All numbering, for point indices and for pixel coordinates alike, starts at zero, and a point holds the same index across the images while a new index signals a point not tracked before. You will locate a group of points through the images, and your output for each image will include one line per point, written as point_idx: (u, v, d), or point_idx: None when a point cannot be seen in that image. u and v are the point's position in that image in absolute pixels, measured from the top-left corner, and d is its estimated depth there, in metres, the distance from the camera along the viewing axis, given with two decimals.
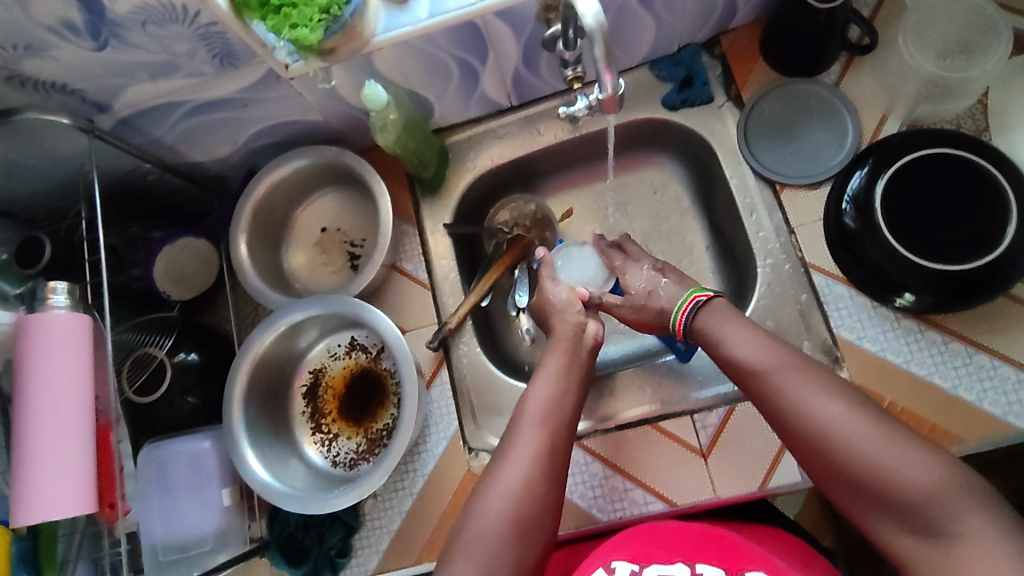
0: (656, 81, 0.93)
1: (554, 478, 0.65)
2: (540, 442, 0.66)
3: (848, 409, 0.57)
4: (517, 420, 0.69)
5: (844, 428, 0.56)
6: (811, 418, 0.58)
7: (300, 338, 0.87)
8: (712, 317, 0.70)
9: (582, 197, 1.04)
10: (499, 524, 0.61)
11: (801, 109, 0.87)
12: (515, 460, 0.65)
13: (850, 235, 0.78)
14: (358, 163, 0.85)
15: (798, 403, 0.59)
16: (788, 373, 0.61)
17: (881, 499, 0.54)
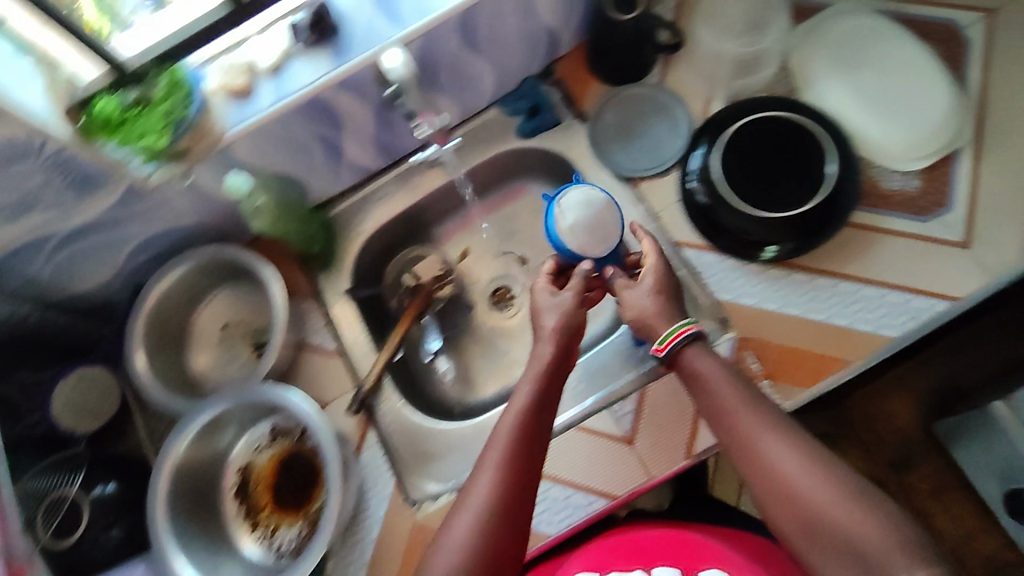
0: (507, 116, 1.01)
1: (516, 509, 0.63)
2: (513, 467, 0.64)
3: (816, 470, 0.59)
4: (489, 444, 0.67)
5: (812, 487, 0.58)
6: (778, 471, 0.60)
7: (219, 438, 0.86)
8: (698, 352, 0.70)
9: (474, 236, 1.10)
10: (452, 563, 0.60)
11: (636, 111, 0.96)
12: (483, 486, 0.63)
13: (706, 209, 0.86)
14: (239, 253, 0.87)
15: (768, 458, 0.61)
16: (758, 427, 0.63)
17: (840, 553, 0.56)
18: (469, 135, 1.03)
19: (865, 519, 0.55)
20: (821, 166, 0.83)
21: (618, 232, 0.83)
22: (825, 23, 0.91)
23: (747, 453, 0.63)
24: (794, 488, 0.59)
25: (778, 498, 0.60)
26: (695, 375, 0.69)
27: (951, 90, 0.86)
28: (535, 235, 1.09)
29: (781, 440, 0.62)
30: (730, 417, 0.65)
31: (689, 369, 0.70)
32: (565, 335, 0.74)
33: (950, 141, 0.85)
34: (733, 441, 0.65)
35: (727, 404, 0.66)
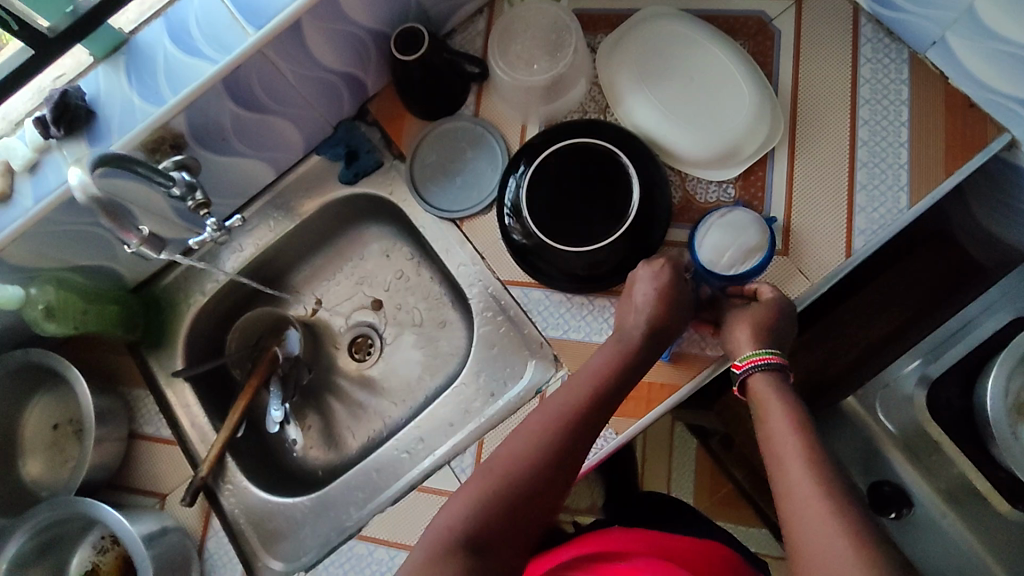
0: (328, 163, 0.97)
1: (543, 477, 0.65)
2: (553, 430, 0.67)
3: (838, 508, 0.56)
4: (542, 411, 0.70)
5: (822, 521, 0.55)
6: (803, 503, 0.58)
7: (49, 559, 0.82)
8: (767, 385, 0.70)
9: (323, 286, 1.06)
10: (454, 516, 0.63)
11: (452, 145, 0.93)
12: (519, 448, 0.67)
13: (523, 247, 0.83)
14: (44, 356, 0.85)
15: (799, 486, 0.59)
16: (802, 452, 0.62)
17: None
18: (295, 187, 0.98)
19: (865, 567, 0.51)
20: (630, 191, 0.80)
21: (748, 271, 0.78)
22: (630, 32, 0.88)
23: (782, 477, 0.61)
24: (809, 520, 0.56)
25: (795, 519, 0.57)
26: (764, 400, 0.69)
27: (758, 91, 0.83)
28: (386, 278, 1.05)
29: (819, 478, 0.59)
30: (774, 442, 0.64)
31: (757, 395, 0.70)
32: (654, 327, 0.73)
33: (762, 144, 0.82)
34: (774, 464, 0.63)
35: (780, 433, 0.64)
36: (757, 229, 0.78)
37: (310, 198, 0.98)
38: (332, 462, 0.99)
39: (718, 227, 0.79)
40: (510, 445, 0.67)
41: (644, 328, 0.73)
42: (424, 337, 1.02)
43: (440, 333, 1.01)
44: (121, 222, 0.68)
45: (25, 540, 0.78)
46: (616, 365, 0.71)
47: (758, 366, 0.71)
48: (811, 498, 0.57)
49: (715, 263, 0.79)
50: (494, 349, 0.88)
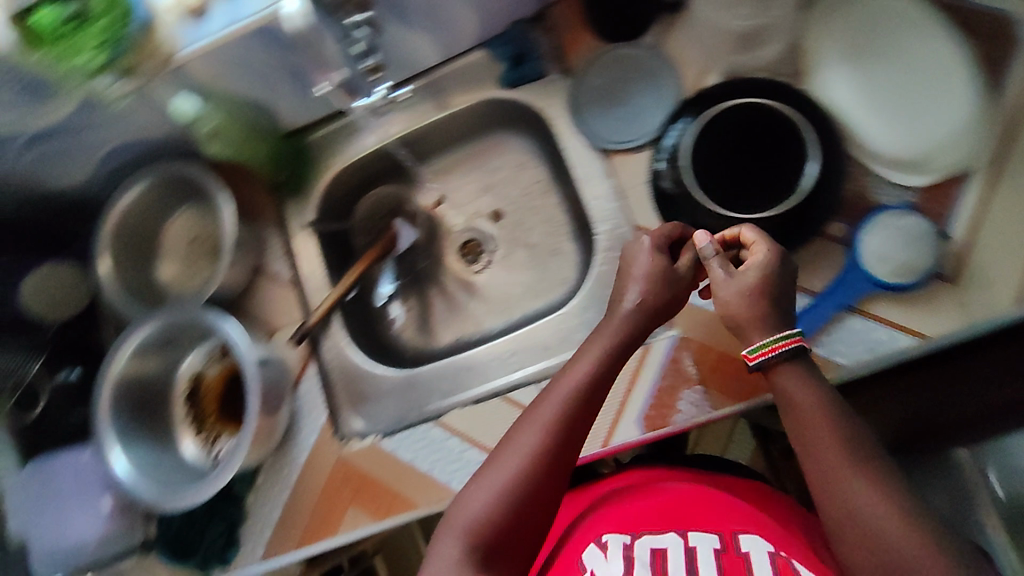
0: (492, 61, 0.95)
1: (538, 491, 0.66)
2: (545, 438, 0.67)
3: (886, 496, 0.58)
4: (528, 417, 0.70)
5: (872, 511, 0.58)
6: (851, 497, 0.59)
7: (165, 357, 0.91)
8: (793, 369, 0.66)
9: (452, 181, 1.08)
10: (461, 539, 0.64)
11: (622, 74, 0.88)
12: (513, 458, 0.67)
13: (670, 195, 0.80)
14: (197, 172, 0.91)
15: (843, 479, 0.60)
16: (851, 450, 0.61)
17: None
18: (454, 77, 0.97)
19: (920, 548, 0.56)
20: (802, 166, 0.76)
21: (904, 280, 0.73)
22: (850, 2, 0.80)
23: (819, 467, 0.62)
24: (861, 513, 0.58)
25: (843, 521, 0.59)
26: (784, 389, 0.66)
27: (980, 101, 0.74)
28: (514, 191, 1.05)
29: (857, 465, 0.60)
30: (812, 439, 0.63)
31: (773, 380, 0.67)
32: (649, 307, 0.72)
33: (962, 161, 0.74)
34: (808, 451, 0.63)
35: (811, 420, 0.63)
36: (926, 239, 0.73)
37: (465, 93, 0.98)
38: (420, 348, 1.03)
39: (883, 226, 0.75)
40: (506, 457, 0.67)
41: (634, 311, 0.72)
42: (535, 258, 1.02)
43: (552, 259, 1.01)
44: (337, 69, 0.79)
45: (150, 332, 0.86)
46: (595, 361, 0.71)
47: (782, 352, 0.66)
48: (864, 500, 0.59)
49: (867, 261, 0.74)
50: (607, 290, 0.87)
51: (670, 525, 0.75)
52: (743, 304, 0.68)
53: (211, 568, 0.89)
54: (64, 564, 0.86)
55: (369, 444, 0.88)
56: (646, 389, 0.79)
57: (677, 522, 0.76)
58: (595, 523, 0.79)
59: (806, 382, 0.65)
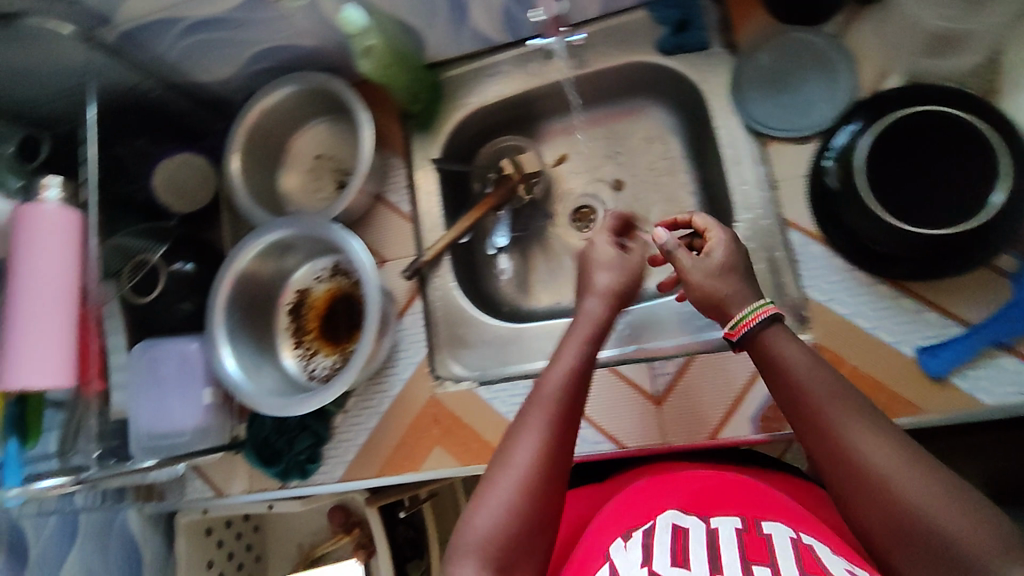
0: (651, 23, 0.88)
1: (545, 502, 0.55)
2: (541, 444, 0.57)
3: (912, 464, 0.47)
4: (521, 423, 0.59)
5: (909, 489, 0.46)
6: (869, 472, 0.48)
7: (278, 267, 0.93)
8: (775, 336, 0.57)
9: (574, 144, 1.02)
10: (473, 562, 0.52)
11: (795, 58, 0.82)
12: (510, 472, 0.55)
13: (830, 193, 0.76)
14: (343, 89, 0.88)
15: (863, 446, 0.49)
16: (857, 415, 0.50)
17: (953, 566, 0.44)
18: (605, 34, 0.91)
19: (976, 524, 0.44)
20: (989, 192, 0.68)
21: None
22: None
23: (829, 445, 0.51)
24: (889, 494, 0.47)
25: (875, 495, 0.47)
26: (775, 361, 0.56)
27: None
28: (643, 162, 0.99)
29: (873, 431, 0.49)
30: (816, 412, 0.52)
31: (767, 351, 0.56)
32: (619, 286, 0.70)
33: None
34: (806, 428, 0.53)
35: (806, 390, 0.53)
36: None
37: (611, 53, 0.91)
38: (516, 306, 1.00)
39: None
40: (507, 471, 0.55)
41: (603, 289, 0.70)
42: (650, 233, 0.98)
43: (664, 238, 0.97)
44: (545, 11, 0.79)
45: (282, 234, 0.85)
46: (574, 355, 0.64)
47: (763, 321, 0.57)
48: (887, 462, 0.47)
49: None
50: None
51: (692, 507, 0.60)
52: (716, 276, 0.63)
53: (291, 478, 0.91)
54: (158, 451, 0.85)
55: (466, 391, 0.88)
56: (765, 390, 0.77)
57: (697, 505, 0.60)
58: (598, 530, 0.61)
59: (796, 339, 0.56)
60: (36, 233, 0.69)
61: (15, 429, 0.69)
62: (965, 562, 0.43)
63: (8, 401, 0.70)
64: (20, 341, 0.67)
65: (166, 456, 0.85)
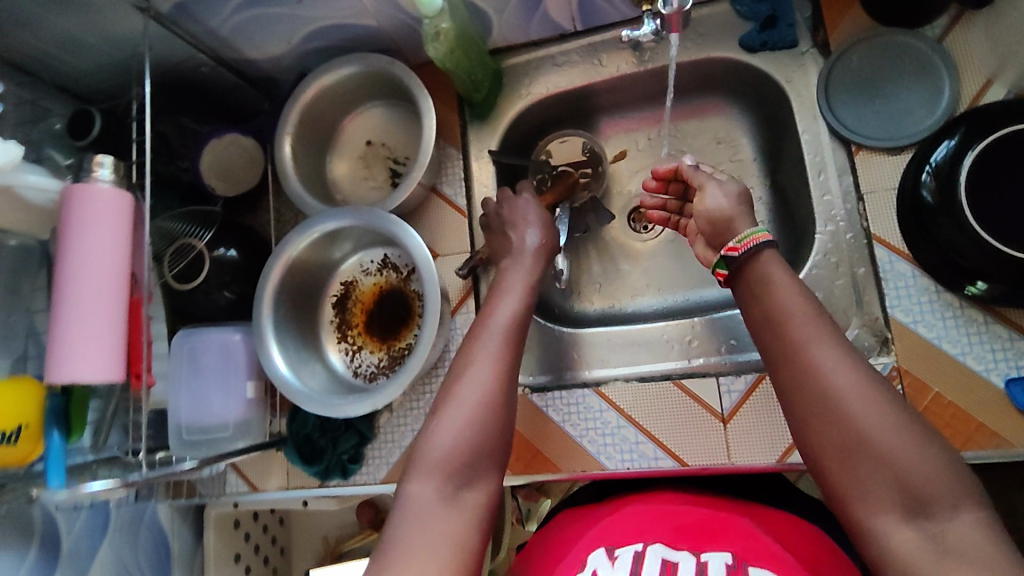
0: (736, 19, 0.83)
1: (497, 423, 0.62)
2: (498, 368, 0.64)
3: (871, 387, 0.52)
4: (473, 349, 0.66)
5: (862, 409, 0.51)
6: (826, 389, 0.52)
7: (326, 258, 0.89)
8: (772, 261, 0.61)
9: (637, 138, 0.97)
10: (435, 477, 0.57)
11: (893, 61, 0.76)
12: (471, 389, 0.62)
13: (926, 210, 0.70)
14: (406, 74, 0.83)
15: (830, 369, 0.53)
16: (823, 342, 0.54)
17: (892, 486, 0.48)
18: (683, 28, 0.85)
19: (917, 446, 0.49)
20: None
21: None
22: None
23: (795, 363, 0.55)
24: (844, 412, 0.51)
25: (825, 412, 0.52)
26: (763, 286, 0.60)
27: None
28: (710, 164, 0.93)
29: (840, 356, 0.53)
30: (792, 331, 0.56)
31: (759, 275, 0.61)
32: (546, 247, 0.79)
33: None
34: (775, 347, 0.57)
35: (784, 313, 0.57)
36: None
37: (687, 48, 0.86)
38: (570, 309, 0.95)
39: None
40: (467, 384, 0.63)
41: (534, 250, 0.77)
42: None
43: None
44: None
45: (341, 224, 0.81)
46: (518, 300, 0.71)
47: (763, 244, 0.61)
48: (846, 384, 0.52)
49: None
50: (816, 295, 0.78)
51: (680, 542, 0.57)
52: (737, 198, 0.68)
53: (331, 478, 0.88)
54: (198, 446, 0.82)
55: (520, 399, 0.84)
56: None
57: (687, 539, 0.57)
58: (587, 540, 0.61)
59: (782, 271, 0.60)
60: (85, 216, 0.65)
61: (59, 421, 0.66)
62: (901, 475, 0.48)
63: (50, 392, 0.66)
64: (66, 331, 0.63)
65: (208, 451, 0.82)
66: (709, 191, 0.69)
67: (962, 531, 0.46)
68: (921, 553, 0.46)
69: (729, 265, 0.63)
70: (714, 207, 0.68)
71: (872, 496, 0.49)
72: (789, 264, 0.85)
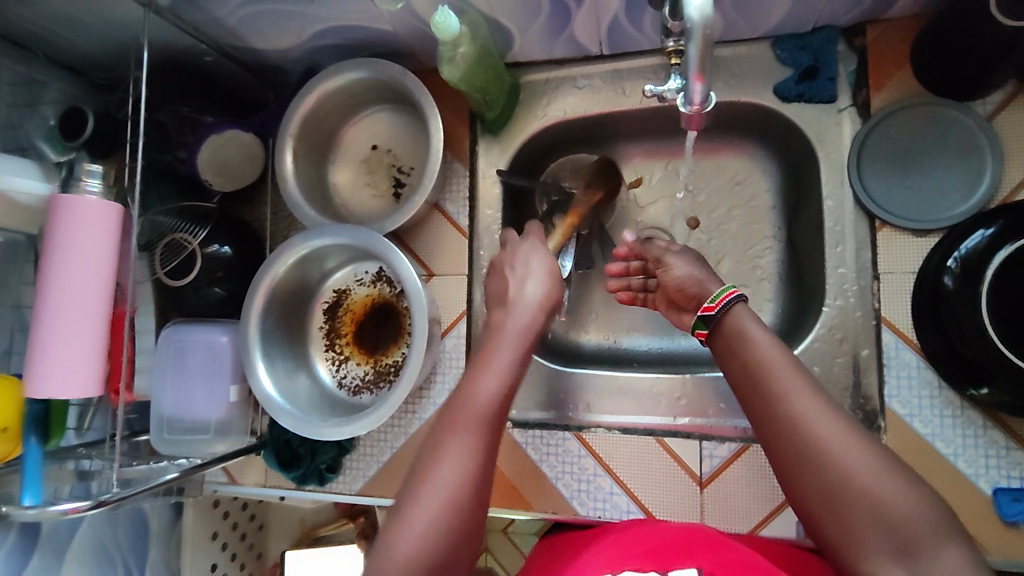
0: (775, 63, 0.78)
1: (465, 532, 0.51)
2: (471, 462, 0.53)
3: (853, 434, 0.52)
4: (446, 437, 0.54)
5: (847, 456, 0.51)
6: (809, 438, 0.52)
7: (319, 267, 0.87)
8: (744, 316, 0.61)
9: (655, 169, 0.91)
10: None
11: (934, 135, 0.71)
12: (438, 489, 0.51)
13: (944, 299, 0.66)
14: (416, 87, 0.78)
15: (812, 417, 0.53)
16: (801, 392, 0.54)
17: (882, 530, 0.48)
18: (716, 65, 0.80)
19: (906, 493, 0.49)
20: None
21: None
22: None
23: (776, 413, 0.54)
24: (831, 461, 0.51)
25: (809, 462, 0.52)
26: (738, 338, 0.59)
27: None
28: (726, 207, 0.88)
29: (823, 407, 0.53)
30: (772, 378, 0.56)
31: (734, 326, 0.60)
32: (550, 300, 0.68)
33: None
34: (755, 399, 0.56)
35: (764, 364, 0.57)
36: None
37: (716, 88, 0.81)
38: (564, 340, 0.92)
39: None
40: (435, 484, 0.51)
41: (535, 304, 0.66)
42: None
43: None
44: (699, 68, 0.53)
45: (328, 243, 0.79)
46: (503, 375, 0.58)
47: (723, 309, 0.62)
48: (830, 436, 0.52)
49: None
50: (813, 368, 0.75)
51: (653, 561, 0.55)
52: (696, 263, 0.71)
53: (309, 483, 0.89)
54: (177, 446, 0.81)
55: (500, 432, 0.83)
56: None
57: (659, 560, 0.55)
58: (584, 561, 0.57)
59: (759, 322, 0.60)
60: (69, 227, 0.63)
61: (36, 428, 0.65)
62: (889, 519, 0.48)
63: (28, 400, 0.65)
64: (45, 345, 0.63)
65: (186, 452, 0.81)
66: (672, 262, 0.72)
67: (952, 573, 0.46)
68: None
69: (708, 324, 0.63)
70: (681, 273, 0.71)
71: (864, 544, 0.49)
72: (792, 328, 0.82)
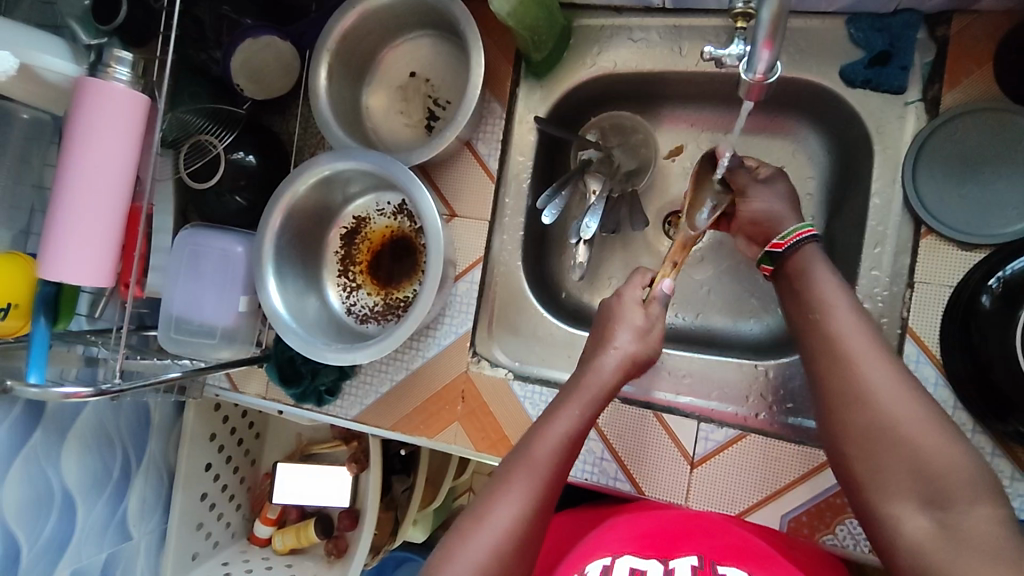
0: (846, 42, 0.73)
1: (515, 563, 0.56)
2: (525, 508, 0.57)
3: (900, 386, 0.54)
4: (507, 486, 0.59)
5: (888, 399, 0.54)
6: (855, 382, 0.55)
7: (342, 190, 0.86)
8: (816, 262, 0.64)
9: (699, 139, 0.87)
10: None
11: (1004, 144, 0.66)
12: (491, 533, 0.56)
13: (981, 318, 0.62)
14: (463, 15, 0.75)
15: (867, 363, 0.56)
16: (859, 342, 0.57)
17: (911, 475, 0.51)
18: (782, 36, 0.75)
19: (944, 446, 0.51)
20: None
21: None
22: None
23: (831, 352, 0.58)
24: (874, 405, 0.54)
25: (849, 404, 0.55)
26: (810, 280, 0.63)
27: None
28: None
29: (881, 360, 0.56)
30: (834, 328, 0.59)
31: (807, 273, 0.63)
32: (632, 360, 0.68)
33: None
34: (818, 345, 0.59)
35: (829, 312, 0.60)
36: None
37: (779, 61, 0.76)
38: (579, 301, 0.91)
39: None
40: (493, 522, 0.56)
41: (613, 370, 0.67)
42: (736, 266, 0.87)
43: (745, 273, 0.87)
44: (768, 35, 0.49)
45: (350, 166, 0.78)
46: (563, 442, 0.62)
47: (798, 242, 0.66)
48: (878, 383, 0.54)
49: None
50: None
51: (649, 550, 0.65)
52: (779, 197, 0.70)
53: (307, 402, 0.89)
54: (180, 344, 0.81)
55: (498, 380, 0.83)
56: (809, 492, 0.72)
57: (652, 547, 0.66)
58: (586, 547, 0.68)
59: (828, 274, 0.62)
60: (91, 112, 0.62)
61: (46, 309, 0.66)
62: (921, 465, 0.51)
63: (41, 280, 0.66)
64: (61, 228, 0.63)
65: (190, 352, 0.81)
66: (752, 194, 0.71)
67: (978, 524, 0.47)
68: (932, 539, 0.48)
69: (774, 259, 0.67)
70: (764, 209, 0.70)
71: (889, 485, 0.52)
72: None
